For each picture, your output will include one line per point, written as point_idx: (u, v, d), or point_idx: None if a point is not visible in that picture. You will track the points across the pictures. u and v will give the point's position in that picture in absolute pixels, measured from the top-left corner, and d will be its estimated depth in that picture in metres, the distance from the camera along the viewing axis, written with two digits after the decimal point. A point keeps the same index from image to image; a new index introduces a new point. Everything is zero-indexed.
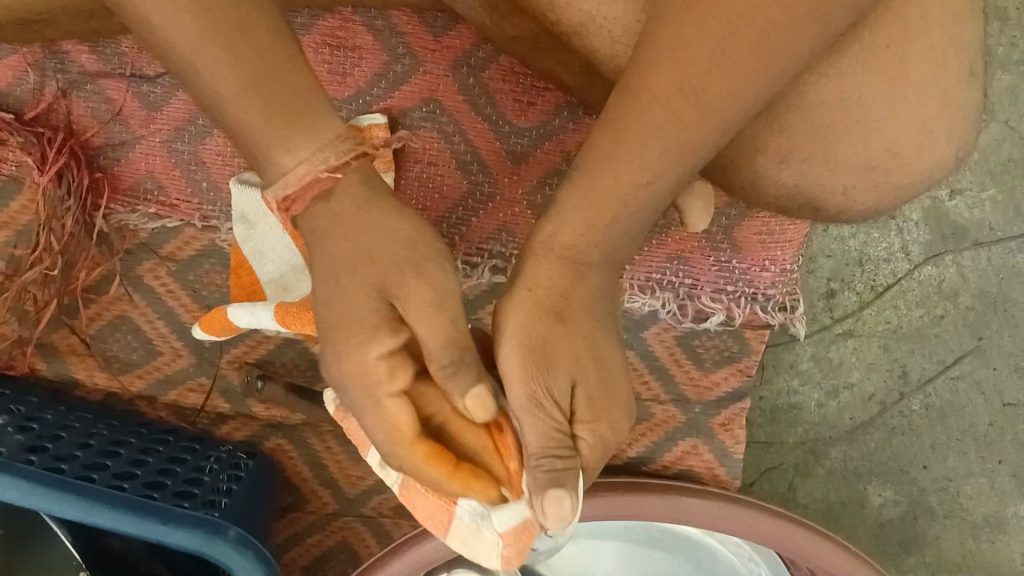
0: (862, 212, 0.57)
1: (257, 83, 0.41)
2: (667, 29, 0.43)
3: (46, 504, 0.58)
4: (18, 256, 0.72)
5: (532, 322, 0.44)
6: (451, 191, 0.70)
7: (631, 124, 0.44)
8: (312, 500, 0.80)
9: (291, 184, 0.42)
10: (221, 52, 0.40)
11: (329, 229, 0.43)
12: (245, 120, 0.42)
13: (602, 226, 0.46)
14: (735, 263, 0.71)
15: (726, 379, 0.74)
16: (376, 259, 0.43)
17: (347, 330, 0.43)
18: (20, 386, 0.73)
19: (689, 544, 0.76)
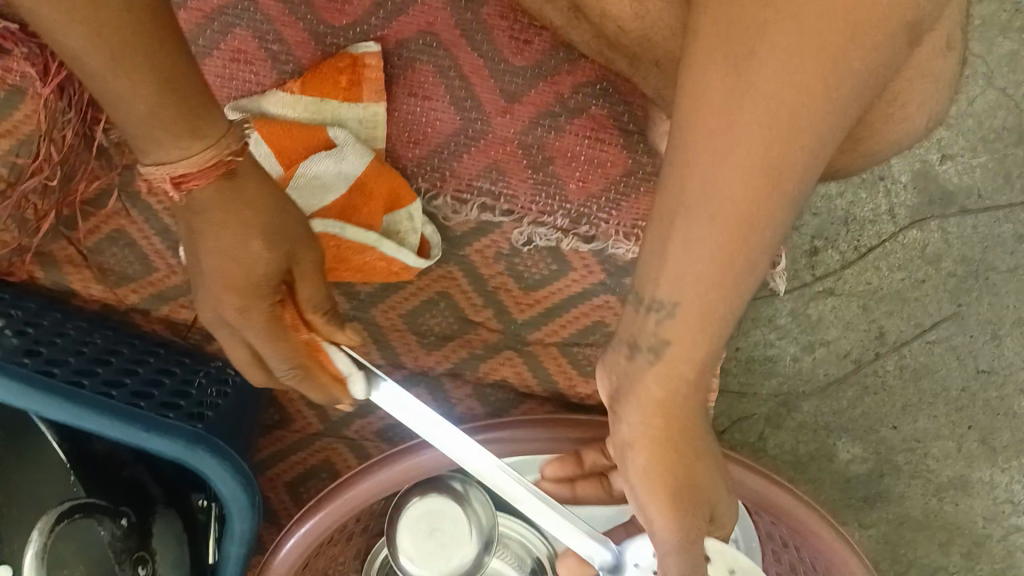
0: (830, 172, 0.58)
1: (140, 80, 0.44)
2: (715, 123, 0.43)
3: (34, 402, 0.60)
4: (20, 165, 0.74)
5: (670, 330, 0.46)
6: (444, 126, 0.71)
7: (695, 218, 0.44)
8: (298, 419, 0.83)
9: (192, 170, 0.48)
10: (135, 85, 0.44)
11: (227, 195, 0.51)
12: (152, 136, 0.47)
13: (694, 248, 0.44)
14: None
15: None
16: (250, 216, 0.52)
17: (244, 278, 0.53)
18: (18, 291, 0.75)
19: None
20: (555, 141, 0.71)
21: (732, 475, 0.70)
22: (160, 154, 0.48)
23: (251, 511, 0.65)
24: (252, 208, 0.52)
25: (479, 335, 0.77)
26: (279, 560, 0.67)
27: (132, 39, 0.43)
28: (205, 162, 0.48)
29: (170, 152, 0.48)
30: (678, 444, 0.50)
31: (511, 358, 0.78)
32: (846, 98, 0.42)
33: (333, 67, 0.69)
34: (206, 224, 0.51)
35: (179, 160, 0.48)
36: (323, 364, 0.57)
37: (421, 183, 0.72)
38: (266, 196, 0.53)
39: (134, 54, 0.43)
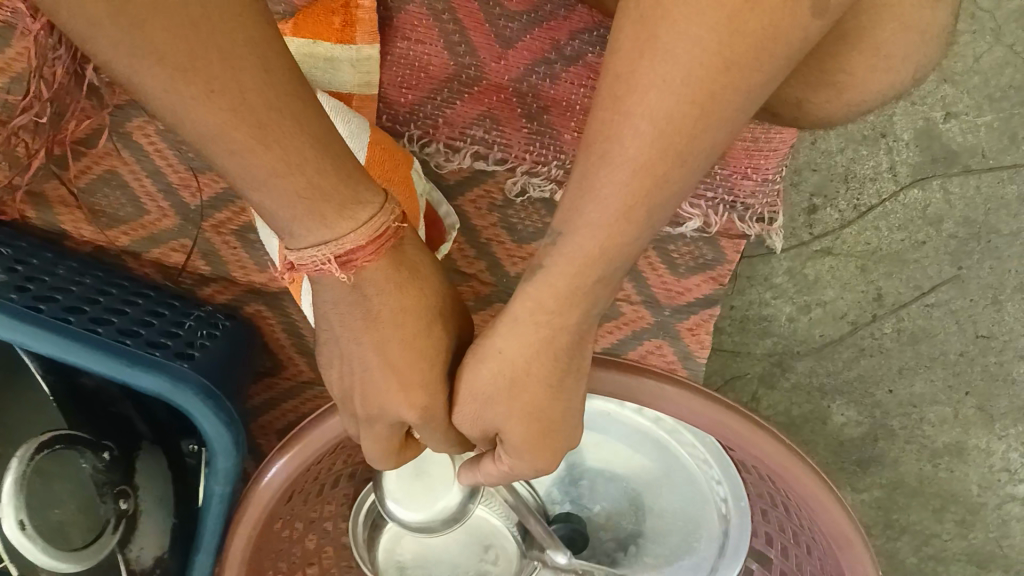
0: (815, 120, 0.59)
1: (292, 155, 0.43)
2: (633, 97, 0.41)
3: (18, 335, 0.60)
4: (11, 102, 0.73)
5: (546, 269, 0.46)
6: (437, 71, 0.70)
7: (603, 182, 0.43)
8: (289, 366, 0.83)
9: (364, 244, 0.46)
10: (263, 149, 0.42)
11: (400, 291, 0.49)
12: (289, 208, 0.45)
13: (592, 206, 0.43)
14: (717, 169, 0.70)
15: (697, 286, 0.74)
16: (413, 310, 0.50)
17: (419, 377, 0.51)
18: (11, 230, 0.75)
19: (645, 439, 0.80)
20: (551, 88, 0.70)
21: (712, 414, 0.71)
22: (316, 232, 0.46)
23: (235, 451, 0.66)
24: (421, 300, 0.50)
25: (470, 288, 0.76)
26: (264, 487, 0.66)
27: (271, 110, 0.42)
28: (374, 230, 0.47)
29: (332, 228, 0.46)
30: (526, 379, 0.49)
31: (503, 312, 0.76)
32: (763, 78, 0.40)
33: (326, 8, 0.68)
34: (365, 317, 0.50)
35: (348, 233, 0.46)
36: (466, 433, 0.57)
37: (413, 131, 0.71)
38: (418, 285, 0.50)
39: (280, 129, 0.42)
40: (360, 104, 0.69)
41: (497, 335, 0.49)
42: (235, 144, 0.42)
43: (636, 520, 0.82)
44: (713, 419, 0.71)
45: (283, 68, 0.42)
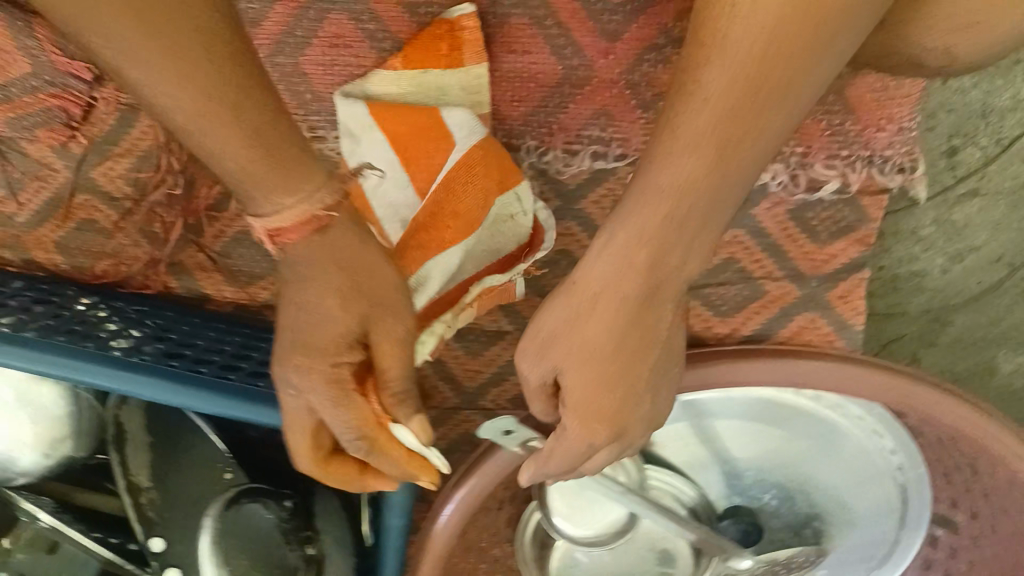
0: (964, 65, 0.60)
1: (201, 118, 0.48)
2: (712, 36, 0.45)
3: (189, 400, 0.62)
4: (144, 179, 0.76)
5: (619, 244, 0.49)
6: (546, 77, 0.70)
7: (684, 120, 0.46)
8: (434, 395, 0.83)
9: (283, 224, 0.52)
10: (230, 120, 0.49)
11: (318, 257, 0.53)
12: (244, 169, 0.51)
13: (664, 179, 0.48)
14: (848, 125, 0.69)
15: (843, 251, 0.72)
16: (324, 280, 0.53)
17: (315, 330, 0.52)
18: (159, 300, 0.77)
19: (804, 415, 0.75)
20: (665, 75, 0.69)
21: (892, 389, 0.69)
22: (264, 203, 0.52)
23: (407, 482, 0.64)
24: (326, 267, 0.53)
25: None
26: (440, 525, 0.67)
27: (206, 94, 0.47)
28: (301, 214, 0.52)
29: (261, 201, 0.52)
30: (593, 326, 0.50)
31: None
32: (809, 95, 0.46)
33: (431, 35, 0.69)
34: (313, 288, 0.53)
35: (291, 206, 0.52)
36: (392, 439, 0.53)
37: (527, 143, 0.72)
38: (330, 253, 0.53)
39: (244, 92, 0.49)
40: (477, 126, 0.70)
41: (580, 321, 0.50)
42: (171, 95, 0.47)
43: (814, 502, 0.78)
44: (897, 394, 0.69)
45: (229, 47, 0.47)
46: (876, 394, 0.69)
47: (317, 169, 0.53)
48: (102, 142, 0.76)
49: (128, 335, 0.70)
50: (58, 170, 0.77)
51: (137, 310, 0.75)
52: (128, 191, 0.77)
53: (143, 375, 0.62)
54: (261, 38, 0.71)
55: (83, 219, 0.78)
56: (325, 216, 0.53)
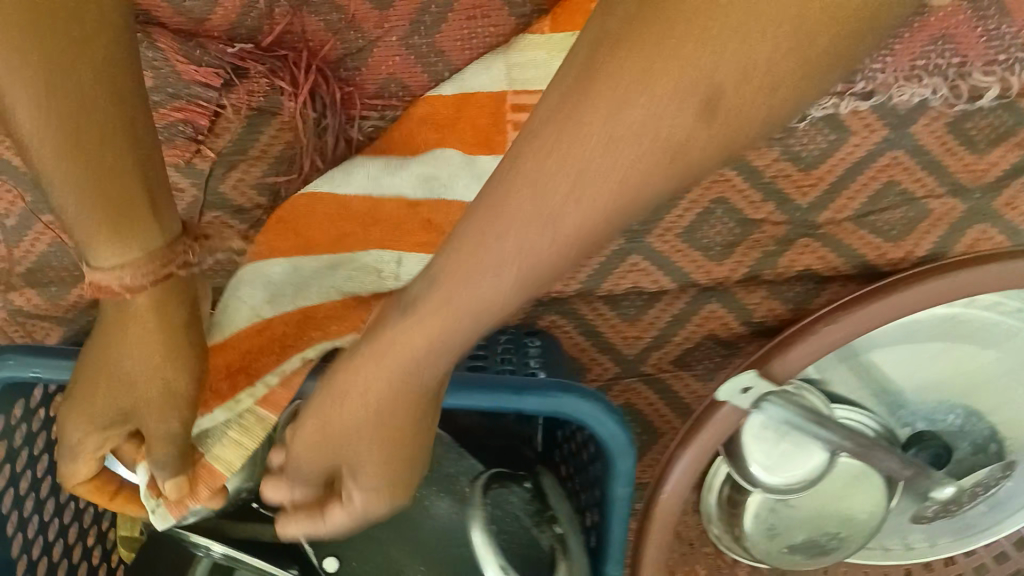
0: None
1: (74, 196, 0.49)
2: None
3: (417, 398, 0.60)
4: (281, 186, 0.73)
5: (468, 256, 0.38)
6: None
7: (671, 71, 0.30)
8: (593, 368, 0.81)
9: (109, 278, 0.51)
10: (66, 169, 0.47)
11: (117, 332, 0.54)
12: (82, 227, 0.50)
13: (556, 179, 0.34)
14: (1004, 28, 0.68)
15: (1003, 158, 0.71)
16: (112, 352, 0.54)
17: (89, 407, 0.54)
18: None
19: (968, 329, 0.75)
20: None
21: None
22: (103, 257, 0.51)
23: (631, 448, 0.62)
24: (137, 340, 0.54)
25: (765, 233, 0.74)
26: (667, 495, 0.66)
27: (73, 134, 0.47)
28: (160, 268, 0.53)
29: (99, 253, 0.51)
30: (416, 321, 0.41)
31: (808, 246, 0.74)
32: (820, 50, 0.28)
33: None
34: (101, 372, 0.54)
35: (112, 261, 0.51)
36: (150, 484, 0.55)
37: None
38: (141, 344, 0.54)
39: (93, 144, 0.48)
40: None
41: (389, 356, 0.43)
42: (68, 193, 0.48)
43: (998, 418, 0.78)
44: None
45: (98, 88, 0.47)
46: None
47: (153, 228, 0.52)
48: (230, 153, 0.71)
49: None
50: (185, 190, 0.72)
51: None
52: (261, 202, 0.73)
53: None
54: (398, 21, 0.68)
55: None
56: (159, 278, 0.53)
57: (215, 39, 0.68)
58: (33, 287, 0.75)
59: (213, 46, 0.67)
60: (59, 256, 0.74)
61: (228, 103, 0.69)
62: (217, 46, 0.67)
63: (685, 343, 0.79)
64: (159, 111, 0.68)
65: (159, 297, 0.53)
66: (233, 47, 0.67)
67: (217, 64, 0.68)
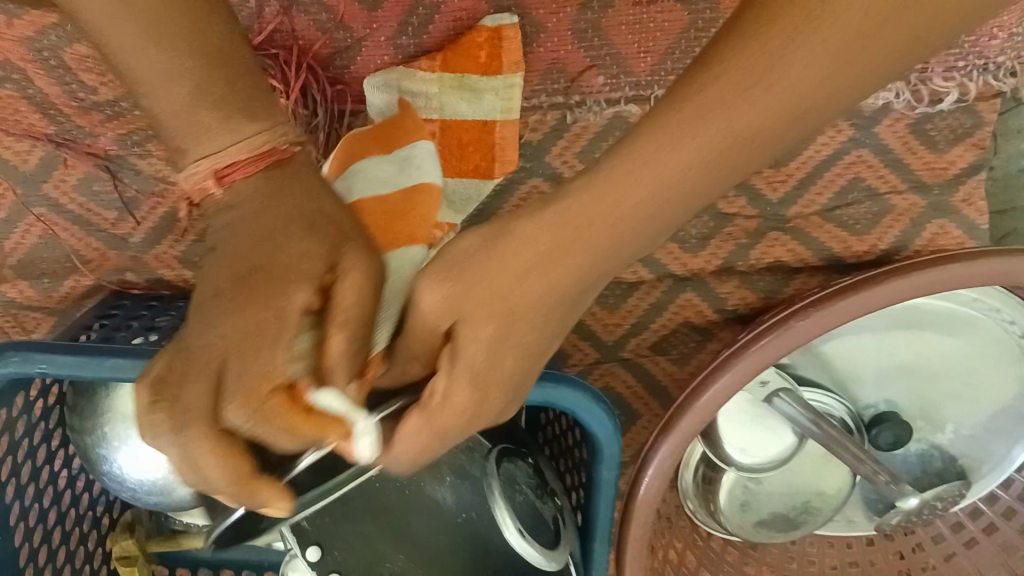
0: None
1: (184, 92, 0.49)
2: (671, 113, 0.41)
3: None
4: None
5: (656, 150, 0.42)
6: (674, 24, 0.70)
7: (614, 202, 0.43)
8: (575, 352, 0.85)
9: (238, 154, 0.50)
10: (174, 60, 0.49)
11: (259, 202, 0.50)
12: (194, 117, 0.50)
13: (506, 279, 0.47)
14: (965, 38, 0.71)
15: (961, 156, 0.76)
16: (256, 220, 0.49)
17: (261, 279, 0.46)
18: None
19: (928, 317, 0.79)
20: None
21: None
22: (207, 145, 0.50)
23: (616, 435, 0.66)
24: (282, 203, 0.50)
25: (737, 227, 0.78)
26: (648, 484, 0.72)
27: (176, 24, 0.48)
28: (257, 146, 0.50)
29: (195, 150, 0.50)
30: (491, 300, 0.47)
31: (779, 239, 0.78)
32: (702, 178, 0.42)
33: None
34: (245, 233, 0.49)
35: (228, 148, 0.50)
36: (321, 410, 0.46)
37: (545, 98, 0.73)
38: (285, 203, 0.50)
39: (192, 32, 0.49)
40: (502, 131, 0.71)
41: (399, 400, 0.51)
42: (166, 67, 0.49)
43: (955, 404, 0.83)
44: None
45: None
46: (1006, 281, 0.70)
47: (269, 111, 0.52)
48: None
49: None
50: (176, 183, 0.74)
51: None
52: None
53: None
54: (387, 21, 0.70)
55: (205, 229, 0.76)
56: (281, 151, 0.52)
57: None
58: (26, 280, 0.77)
59: None
60: (51, 248, 0.76)
61: None
62: None
63: (661, 328, 0.83)
64: None
65: (302, 179, 0.52)
66: None
67: None
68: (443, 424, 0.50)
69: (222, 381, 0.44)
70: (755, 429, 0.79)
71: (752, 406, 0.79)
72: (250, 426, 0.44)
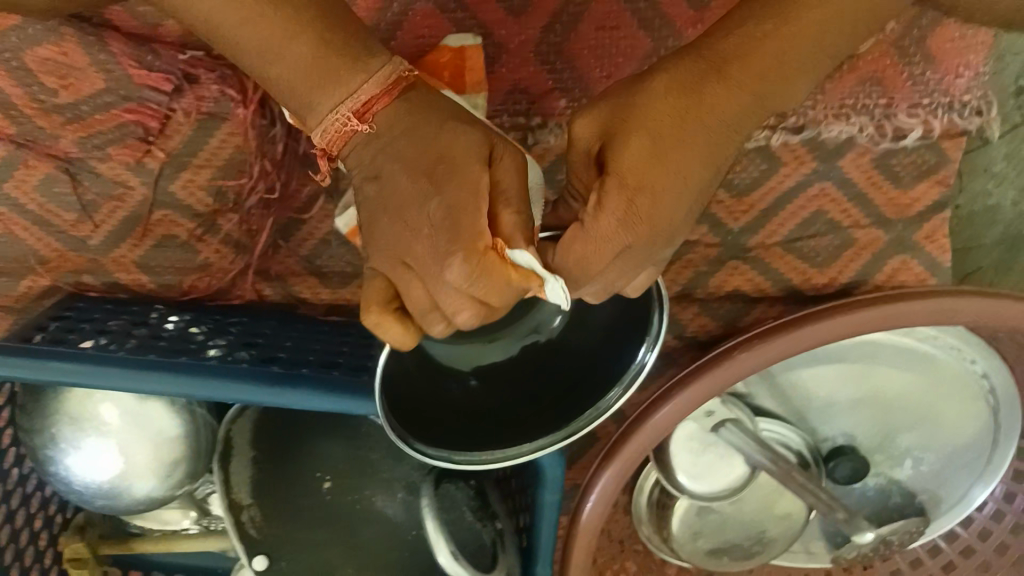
0: None
1: (304, 58, 0.52)
2: (753, 25, 0.51)
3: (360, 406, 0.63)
4: (227, 188, 0.73)
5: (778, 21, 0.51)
6: (637, 49, 0.71)
7: (715, 104, 0.50)
8: None
9: (365, 98, 0.52)
10: (286, 34, 0.52)
11: (414, 116, 0.51)
12: (306, 77, 0.53)
13: (646, 155, 0.48)
14: (928, 75, 0.71)
15: (925, 193, 0.75)
16: (431, 122, 0.51)
17: (401, 173, 0.49)
18: (252, 313, 0.76)
19: (882, 349, 0.79)
20: None
21: (985, 308, 0.70)
22: (330, 102, 0.52)
23: (559, 458, 0.65)
24: (419, 111, 0.52)
25: (698, 254, 0.77)
26: (590, 507, 0.70)
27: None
28: (385, 79, 0.52)
29: (319, 107, 0.53)
30: (667, 141, 0.48)
31: (738, 268, 0.78)
32: (791, 64, 0.51)
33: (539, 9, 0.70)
34: (398, 174, 0.49)
35: (344, 100, 0.52)
36: (504, 258, 0.45)
37: (507, 119, 0.72)
38: (423, 111, 0.52)
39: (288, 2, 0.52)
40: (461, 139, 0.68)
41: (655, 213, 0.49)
42: (283, 43, 0.52)
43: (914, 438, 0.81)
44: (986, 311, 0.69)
45: None
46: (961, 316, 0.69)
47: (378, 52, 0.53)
48: (180, 154, 0.73)
49: (221, 351, 0.69)
50: (135, 187, 0.74)
51: (237, 323, 0.74)
52: (208, 202, 0.74)
53: (318, 390, 0.64)
54: None
55: (163, 235, 0.75)
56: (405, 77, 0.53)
57: (169, 45, 0.70)
58: None
59: (167, 51, 0.69)
60: (8, 247, 0.75)
61: (178, 106, 0.71)
62: (170, 51, 0.69)
63: None
64: (112, 111, 0.70)
65: (411, 96, 0.53)
66: (184, 53, 0.69)
67: (167, 70, 0.69)
68: (595, 254, 0.47)
69: (391, 277, 0.49)
70: (704, 459, 0.79)
71: (700, 436, 0.78)
72: (466, 279, 0.45)
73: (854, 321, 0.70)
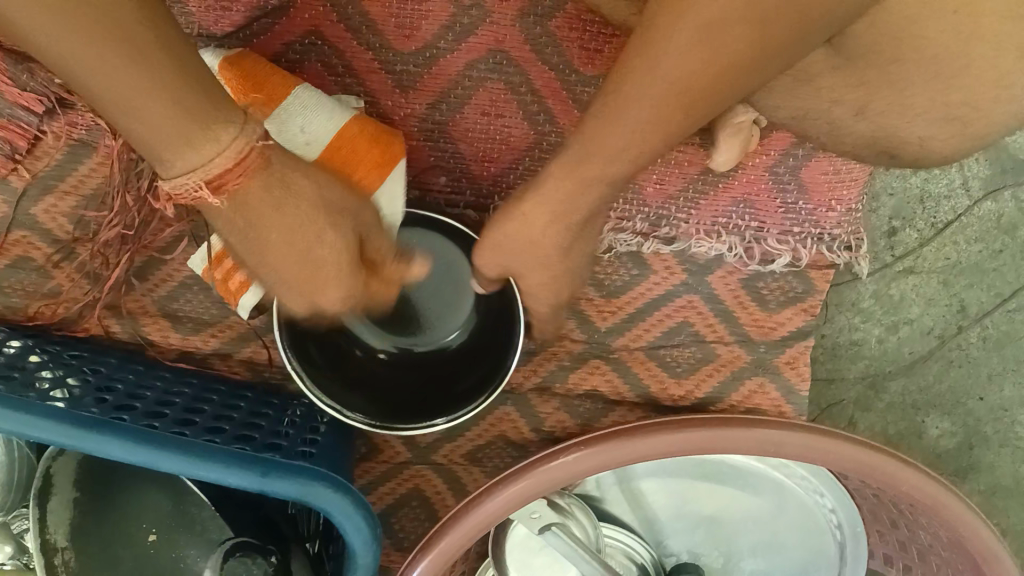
0: (936, 159, 0.59)
1: (167, 125, 0.46)
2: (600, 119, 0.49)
3: (172, 464, 0.60)
4: (88, 218, 0.72)
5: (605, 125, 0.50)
6: (518, 140, 0.71)
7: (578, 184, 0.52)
8: (385, 448, 0.81)
9: (221, 170, 0.49)
10: (153, 100, 0.45)
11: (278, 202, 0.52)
12: (166, 138, 0.47)
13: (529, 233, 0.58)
14: (801, 204, 0.73)
15: (790, 319, 0.76)
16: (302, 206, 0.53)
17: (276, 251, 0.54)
18: (94, 347, 0.73)
19: (731, 469, 0.78)
20: None
21: (836, 451, 0.67)
22: (184, 163, 0.48)
23: (373, 544, 0.64)
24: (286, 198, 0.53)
25: (562, 347, 0.77)
26: None
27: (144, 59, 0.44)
28: (239, 153, 0.49)
29: (172, 163, 0.48)
30: (534, 226, 0.57)
31: (599, 368, 0.77)
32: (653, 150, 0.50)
33: (427, 85, 0.70)
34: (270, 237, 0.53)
35: (207, 159, 0.48)
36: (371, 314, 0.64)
37: None
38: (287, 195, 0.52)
39: (156, 64, 0.45)
40: None
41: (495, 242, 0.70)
42: (146, 105, 0.45)
43: (758, 562, 0.80)
44: (834, 455, 0.67)
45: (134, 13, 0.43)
46: (807, 457, 0.67)
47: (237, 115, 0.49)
48: (48, 176, 0.72)
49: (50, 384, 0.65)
50: None
51: (74, 355, 0.71)
52: (68, 229, 0.73)
53: (130, 440, 0.60)
54: None
55: (19, 255, 0.73)
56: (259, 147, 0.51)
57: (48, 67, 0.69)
58: None
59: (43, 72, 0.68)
60: None
61: (49, 130, 0.71)
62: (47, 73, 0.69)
63: (478, 438, 0.80)
64: None
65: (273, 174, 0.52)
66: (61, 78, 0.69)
67: (42, 92, 0.69)
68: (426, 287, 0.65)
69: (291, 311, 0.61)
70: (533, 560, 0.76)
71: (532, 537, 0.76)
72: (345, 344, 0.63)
73: (704, 441, 0.68)
